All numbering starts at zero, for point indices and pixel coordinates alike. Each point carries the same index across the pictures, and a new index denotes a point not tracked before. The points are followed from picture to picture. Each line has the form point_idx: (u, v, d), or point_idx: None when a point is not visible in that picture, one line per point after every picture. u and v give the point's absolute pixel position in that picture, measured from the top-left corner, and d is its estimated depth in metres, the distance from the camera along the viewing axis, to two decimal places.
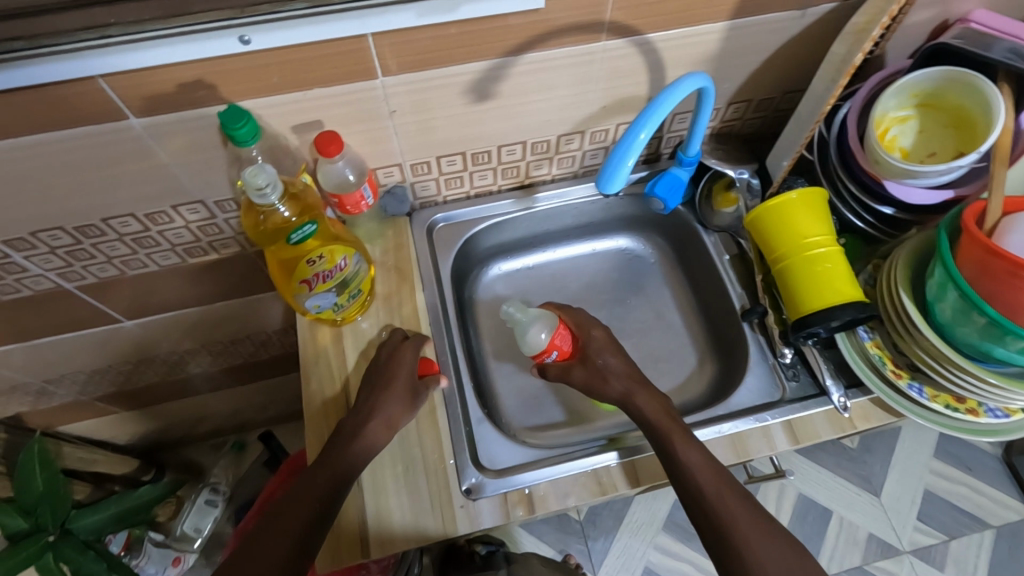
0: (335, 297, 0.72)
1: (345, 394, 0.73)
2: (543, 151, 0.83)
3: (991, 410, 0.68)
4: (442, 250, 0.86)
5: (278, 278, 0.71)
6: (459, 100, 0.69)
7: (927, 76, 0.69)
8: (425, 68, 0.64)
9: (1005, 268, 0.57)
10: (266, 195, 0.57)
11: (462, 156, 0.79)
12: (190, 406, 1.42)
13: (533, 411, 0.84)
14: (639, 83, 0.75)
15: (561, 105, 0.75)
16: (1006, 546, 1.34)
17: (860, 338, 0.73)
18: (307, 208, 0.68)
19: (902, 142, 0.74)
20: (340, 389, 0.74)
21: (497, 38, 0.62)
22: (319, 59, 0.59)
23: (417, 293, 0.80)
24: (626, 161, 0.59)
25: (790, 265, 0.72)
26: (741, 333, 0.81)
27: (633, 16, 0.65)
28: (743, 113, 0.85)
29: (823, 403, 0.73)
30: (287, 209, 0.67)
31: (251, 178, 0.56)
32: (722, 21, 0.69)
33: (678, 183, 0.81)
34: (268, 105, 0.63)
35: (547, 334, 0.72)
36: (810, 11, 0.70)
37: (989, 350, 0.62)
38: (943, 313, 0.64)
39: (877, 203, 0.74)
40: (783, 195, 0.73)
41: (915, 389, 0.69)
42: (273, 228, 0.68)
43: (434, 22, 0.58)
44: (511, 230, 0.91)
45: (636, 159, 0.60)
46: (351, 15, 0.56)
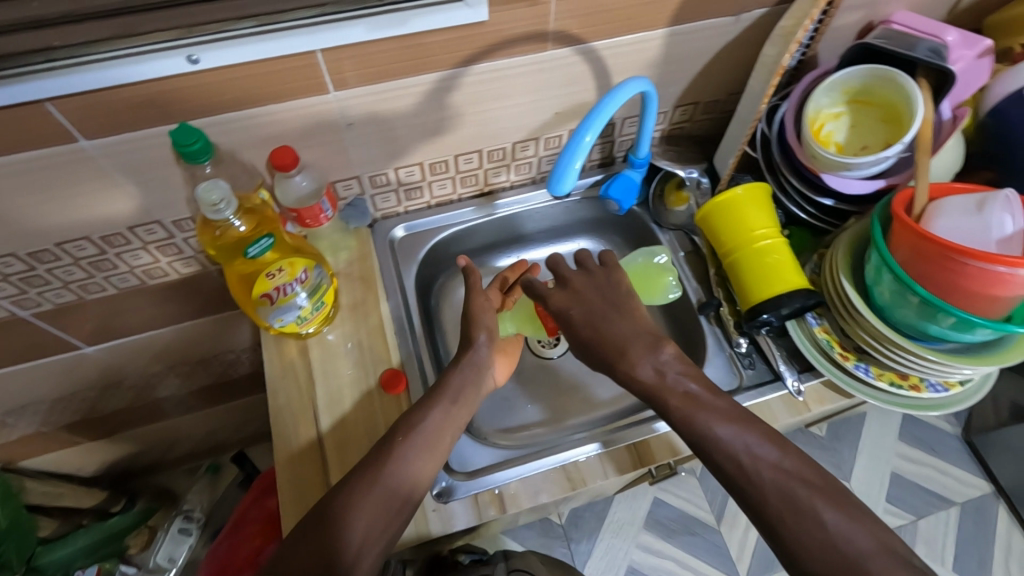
0: (299, 310, 0.72)
1: (321, 465, 0.70)
2: (500, 159, 0.85)
3: (933, 385, 0.72)
4: (406, 259, 0.87)
5: (240, 293, 0.72)
6: (414, 111, 0.71)
7: (854, 74, 0.74)
8: (376, 81, 0.65)
9: (931, 249, 0.61)
10: (220, 211, 0.58)
11: (421, 166, 0.81)
12: (159, 433, 1.39)
13: (503, 414, 0.86)
14: (588, 89, 0.78)
15: (513, 113, 0.77)
16: (971, 522, 1.39)
17: (809, 324, 0.76)
18: (263, 220, 0.70)
19: (836, 137, 0.78)
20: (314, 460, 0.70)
21: (446, 50, 0.65)
22: (271, 76, 0.60)
23: (382, 303, 0.81)
24: (573, 163, 0.62)
25: (738, 257, 0.76)
26: (699, 326, 0.84)
27: (576, 25, 0.68)
28: (690, 115, 0.89)
29: (779, 388, 0.77)
30: (245, 222, 0.68)
31: (204, 194, 0.57)
32: (661, 28, 0.72)
33: (631, 184, 0.84)
34: (223, 122, 0.63)
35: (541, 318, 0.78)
36: (744, 16, 0.74)
37: (924, 328, 0.66)
38: (882, 295, 0.68)
39: (818, 196, 0.78)
40: (730, 190, 0.76)
41: (861, 369, 0.72)
42: (231, 241, 0.68)
43: (382, 36, 0.59)
44: (474, 237, 0.93)
45: (583, 160, 0.62)
46: (300, 31, 0.57)
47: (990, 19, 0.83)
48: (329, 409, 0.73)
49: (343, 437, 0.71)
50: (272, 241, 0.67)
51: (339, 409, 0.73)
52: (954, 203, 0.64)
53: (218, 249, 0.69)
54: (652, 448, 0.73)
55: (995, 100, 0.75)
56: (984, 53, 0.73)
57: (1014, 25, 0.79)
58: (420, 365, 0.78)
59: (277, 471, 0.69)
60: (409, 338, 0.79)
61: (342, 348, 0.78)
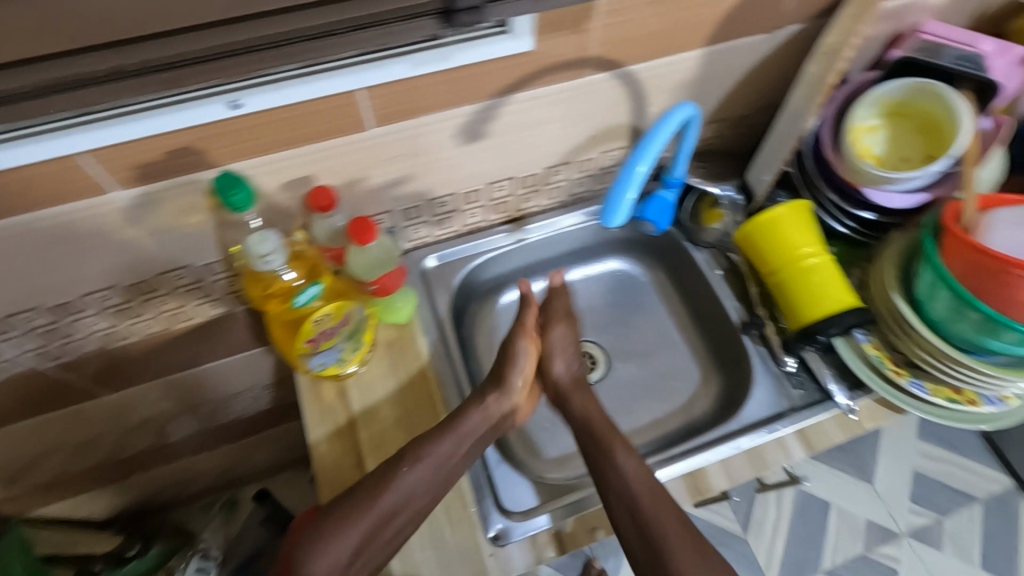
0: (340, 351, 0.70)
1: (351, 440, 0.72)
2: (532, 184, 0.83)
3: (989, 398, 0.70)
4: (439, 291, 0.84)
5: (281, 338, 0.70)
6: (451, 143, 0.69)
7: (896, 88, 0.74)
8: (416, 115, 0.63)
9: (993, 264, 0.60)
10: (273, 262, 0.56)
11: (453, 196, 0.79)
12: (176, 470, 1.35)
13: (545, 443, 0.84)
14: (623, 112, 0.76)
15: (550, 139, 0.75)
16: (994, 520, 1.43)
17: (858, 340, 0.75)
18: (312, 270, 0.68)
19: (875, 149, 0.77)
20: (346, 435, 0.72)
21: (486, 83, 0.63)
22: (311, 116, 0.58)
23: (420, 339, 0.79)
24: (626, 195, 0.61)
25: (784, 277, 0.74)
26: (742, 346, 0.83)
27: (616, 50, 0.66)
28: (720, 131, 0.88)
29: (830, 408, 0.76)
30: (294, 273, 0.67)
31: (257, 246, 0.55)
32: (698, 48, 0.71)
33: (666, 205, 0.82)
34: (257, 164, 0.61)
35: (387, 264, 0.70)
36: (778, 33, 0.73)
37: (985, 345, 0.64)
38: (936, 311, 0.67)
39: (857, 209, 0.78)
40: (770, 210, 0.75)
41: (916, 386, 0.71)
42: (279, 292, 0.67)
43: (426, 72, 0.57)
44: (504, 265, 0.91)
45: (636, 192, 0.62)
46: (342, 72, 0.55)
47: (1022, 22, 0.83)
48: (374, 444, 0.72)
49: (382, 448, 0.72)
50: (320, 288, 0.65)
51: (380, 437, 0.72)
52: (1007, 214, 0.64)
53: (260, 304, 0.67)
54: (703, 480, 0.72)
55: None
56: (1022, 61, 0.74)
57: None
58: (452, 370, 0.78)
59: (320, 497, 0.69)
60: (443, 352, 0.79)
61: (380, 379, 0.76)
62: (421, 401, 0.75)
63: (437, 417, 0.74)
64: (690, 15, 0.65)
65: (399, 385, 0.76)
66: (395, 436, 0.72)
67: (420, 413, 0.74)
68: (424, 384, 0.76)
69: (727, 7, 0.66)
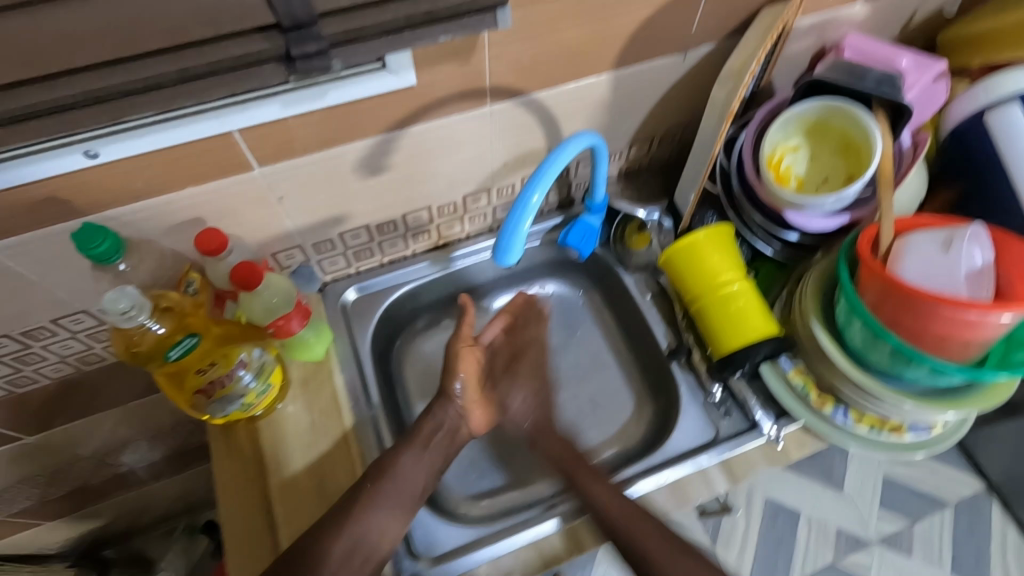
0: (242, 399, 0.66)
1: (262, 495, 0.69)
2: (452, 212, 0.81)
3: (915, 427, 0.69)
4: (360, 323, 0.82)
5: (168, 393, 0.65)
6: (351, 177, 0.67)
7: (809, 107, 0.71)
8: (306, 152, 0.61)
9: (900, 295, 0.59)
10: (133, 318, 0.52)
11: (367, 227, 0.77)
12: (125, 505, 1.31)
13: (473, 478, 0.81)
14: (537, 138, 0.74)
15: (461, 168, 0.73)
16: None
17: (782, 367, 0.73)
18: (185, 319, 0.62)
19: (796, 169, 0.74)
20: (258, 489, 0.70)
21: (377, 118, 0.60)
22: (186, 159, 0.55)
23: (336, 375, 0.77)
24: (523, 223, 0.58)
25: (704, 306, 0.72)
26: (671, 373, 0.81)
27: (515, 78, 0.64)
28: (647, 151, 0.86)
29: (756, 437, 0.73)
30: (162, 323, 0.60)
31: (110, 303, 0.51)
32: (606, 72, 0.69)
33: (590, 231, 0.80)
34: (136, 210, 0.58)
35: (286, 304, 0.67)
36: (691, 54, 0.71)
37: (899, 374, 0.64)
38: (853, 339, 0.66)
39: (783, 230, 0.75)
40: (691, 233, 0.73)
41: (839, 414, 0.70)
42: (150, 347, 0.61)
43: (302, 111, 0.55)
44: (432, 293, 0.89)
45: (532, 220, 0.59)
46: (208, 115, 0.52)
47: (947, 34, 0.81)
48: (285, 503, 0.68)
49: (293, 500, 0.69)
50: (197, 341, 0.61)
51: (293, 497, 0.69)
52: (919, 239, 0.62)
53: (131, 362, 0.62)
54: (651, 504, 0.71)
55: (953, 122, 0.73)
56: (940, 76, 0.73)
57: (969, 43, 0.77)
58: (373, 424, 0.75)
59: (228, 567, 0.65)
60: (365, 411, 0.75)
61: (296, 432, 0.73)
62: (338, 457, 0.71)
63: (353, 474, 0.70)
64: (590, 40, 0.63)
65: (317, 441, 0.72)
66: (308, 495, 0.69)
67: (336, 469, 0.71)
68: (343, 445, 0.72)
69: (628, 31, 0.64)
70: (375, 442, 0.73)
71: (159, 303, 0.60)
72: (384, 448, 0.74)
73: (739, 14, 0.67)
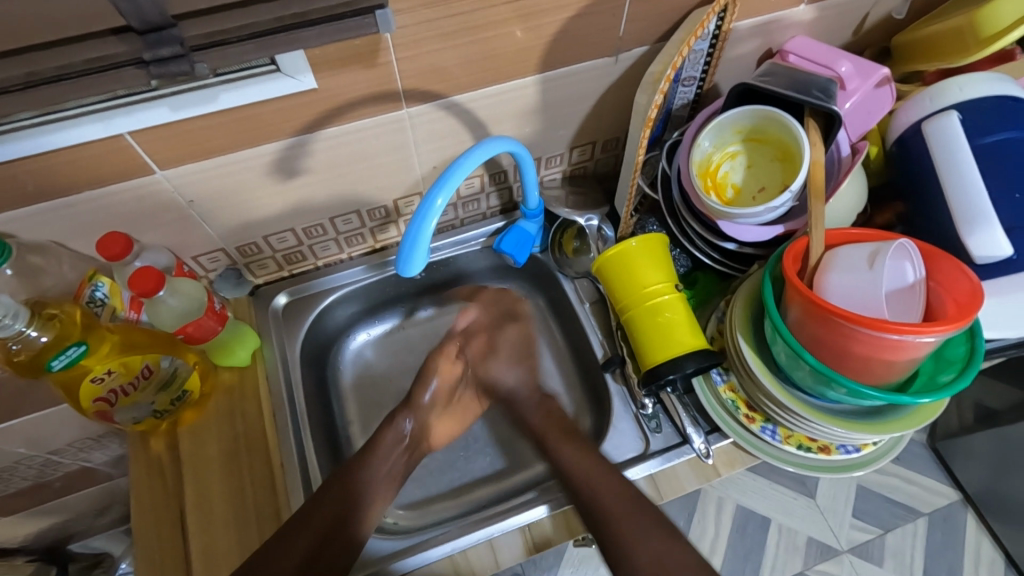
0: (153, 404, 0.66)
1: (177, 505, 0.67)
2: (384, 216, 0.79)
3: (844, 446, 0.67)
4: (292, 328, 0.80)
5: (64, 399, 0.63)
6: (268, 180, 0.65)
7: (740, 114, 0.68)
8: (211, 156, 0.59)
9: (819, 313, 0.57)
10: (8, 326, 0.54)
11: (294, 231, 0.75)
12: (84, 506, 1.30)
13: (404, 486, 0.80)
14: (465, 142, 0.72)
15: (386, 172, 0.71)
16: (940, 535, 1.33)
17: (714, 382, 0.71)
18: (73, 328, 0.59)
19: (733, 178, 0.72)
20: (172, 500, 0.67)
21: (284, 121, 0.59)
22: (79, 163, 0.54)
23: (260, 380, 0.75)
24: (428, 225, 0.55)
25: (632, 317, 0.70)
26: (605, 384, 0.79)
27: (430, 81, 0.62)
28: (590, 155, 0.84)
29: (686, 452, 0.71)
30: (46, 330, 0.57)
31: None
32: (531, 76, 0.67)
33: (525, 237, 0.78)
34: (33, 214, 0.57)
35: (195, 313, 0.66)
36: (621, 57, 0.69)
37: (823, 393, 0.62)
38: (778, 357, 0.64)
39: (720, 240, 0.73)
40: (623, 242, 0.70)
41: (768, 432, 0.68)
42: (30, 357, 0.57)
43: (194, 115, 0.53)
44: (371, 297, 0.87)
45: (439, 220, 0.55)
46: (93, 117, 0.50)
47: (898, 37, 0.77)
48: (199, 528, 0.65)
49: (206, 514, 0.66)
50: (86, 349, 0.58)
51: (207, 524, 0.66)
52: (844, 254, 0.60)
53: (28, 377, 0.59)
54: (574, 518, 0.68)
55: (898, 130, 0.70)
56: (882, 82, 0.70)
57: (918, 49, 0.73)
58: (301, 459, 0.71)
59: None
60: (295, 450, 0.71)
61: (217, 457, 0.69)
62: (258, 485, 0.68)
63: (272, 513, 0.66)
64: (506, 43, 0.61)
65: (237, 466, 0.69)
66: (222, 524, 0.66)
67: (254, 499, 0.67)
68: (264, 457, 0.70)
69: (548, 33, 0.62)
70: (301, 483, 0.70)
71: (41, 311, 0.58)
72: (309, 491, 0.70)
73: (667, 17, 0.65)
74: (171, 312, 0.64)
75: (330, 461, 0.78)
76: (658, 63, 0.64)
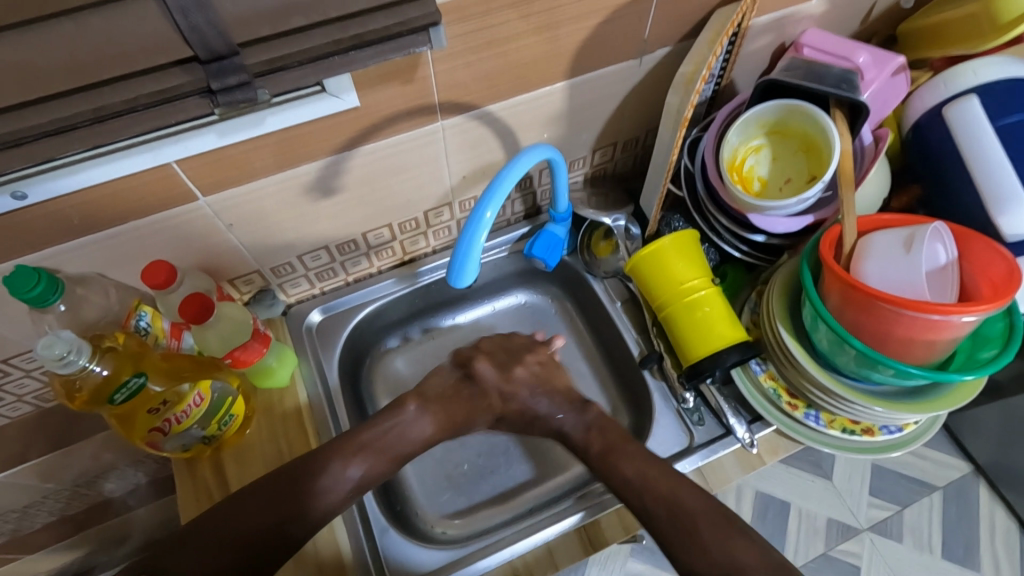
0: (202, 430, 0.65)
1: None
2: (414, 228, 0.79)
3: (887, 427, 0.68)
4: (326, 344, 0.80)
5: (120, 431, 0.62)
6: (303, 200, 0.65)
7: (766, 109, 0.69)
8: (251, 179, 0.59)
9: (865, 298, 0.58)
10: (71, 362, 0.53)
11: (327, 249, 0.75)
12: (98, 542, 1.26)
13: (448, 497, 0.80)
14: (495, 150, 0.73)
15: (418, 184, 0.72)
16: (955, 507, 1.36)
17: (754, 371, 0.72)
18: (132, 361, 0.59)
19: (759, 171, 0.74)
20: None
21: (324, 139, 0.59)
22: (127, 192, 0.53)
23: (300, 394, 0.75)
24: (479, 238, 0.56)
25: (671, 313, 0.71)
26: (644, 381, 0.80)
27: (464, 93, 0.62)
28: (611, 155, 0.85)
29: (730, 443, 0.72)
30: (107, 365, 0.57)
31: (45, 349, 0.52)
32: (560, 82, 0.67)
33: (555, 240, 0.79)
34: (78, 246, 0.56)
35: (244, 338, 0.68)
36: (646, 59, 0.70)
37: (867, 375, 0.63)
38: (820, 343, 0.65)
39: (749, 233, 0.74)
40: (657, 240, 0.71)
41: (811, 418, 0.69)
42: (93, 391, 0.58)
43: (240, 138, 0.53)
44: (400, 309, 0.87)
45: (489, 234, 0.56)
46: (142, 148, 0.50)
47: (905, 26, 0.79)
48: None
49: None
50: (146, 379, 0.59)
51: (248, 477, 0.68)
52: (881, 238, 0.62)
53: (83, 410, 0.60)
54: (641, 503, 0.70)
55: (914, 115, 0.72)
56: (898, 70, 0.72)
57: (926, 37, 0.75)
58: (329, 410, 0.75)
59: None
60: (320, 392, 0.76)
61: (253, 419, 0.72)
62: (292, 433, 0.72)
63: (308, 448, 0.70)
64: (537, 52, 0.62)
65: (271, 425, 0.72)
66: None
67: (288, 440, 0.71)
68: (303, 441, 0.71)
69: (578, 40, 0.63)
70: (330, 422, 0.74)
71: (100, 343, 0.58)
72: (340, 430, 0.74)
73: (690, 17, 0.66)
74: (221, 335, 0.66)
75: (358, 415, 0.81)
76: (688, 62, 0.66)
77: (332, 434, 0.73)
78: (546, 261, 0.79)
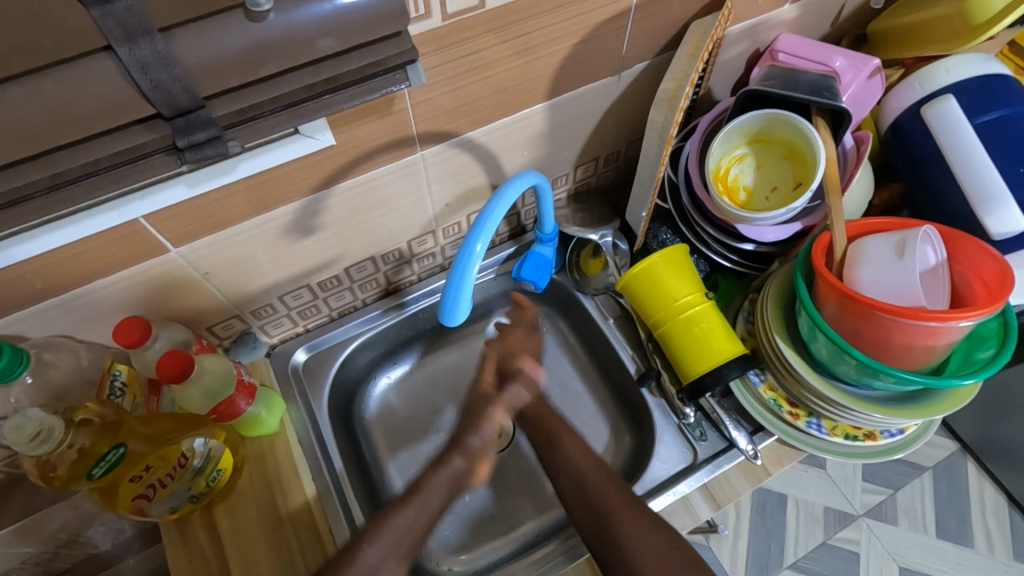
0: (190, 490, 0.62)
1: None
2: (398, 258, 0.77)
3: (888, 430, 0.68)
4: (314, 384, 0.77)
5: (106, 505, 0.59)
6: (280, 241, 0.62)
7: (746, 119, 0.69)
8: (225, 226, 0.56)
9: (862, 308, 0.57)
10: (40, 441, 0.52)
11: (308, 287, 0.72)
12: None
13: (451, 531, 0.78)
14: (478, 175, 0.71)
15: (400, 216, 0.69)
16: (946, 486, 1.38)
17: (754, 383, 0.71)
18: (109, 432, 0.57)
19: (744, 181, 0.73)
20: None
21: (300, 180, 0.56)
22: (92, 252, 0.50)
23: (291, 439, 0.72)
24: (470, 272, 0.54)
25: (668, 330, 0.70)
26: (643, 399, 0.79)
27: (443, 122, 0.60)
28: (593, 170, 0.84)
29: (734, 456, 0.71)
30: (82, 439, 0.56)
31: (16, 429, 0.52)
32: (540, 103, 0.66)
33: (544, 262, 0.77)
34: (44, 310, 0.53)
35: (227, 392, 0.64)
36: (624, 74, 0.68)
37: (868, 383, 0.63)
38: (819, 353, 0.65)
39: (739, 243, 0.74)
40: (646, 257, 0.70)
41: (814, 426, 0.69)
42: (70, 467, 0.56)
43: (211, 187, 0.50)
44: (388, 340, 0.85)
45: (479, 268, 0.54)
46: (105, 207, 0.47)
47: (874, 26, 0.80)
48: None
49: None
50: (125, 448, 0.57)
51: None
52: (873, 245, 0.61)
53: (67, 487, 0.58)
54: None
55: (892, 115, 0.72)
56: (873, 73, 0.72)
57: (896, 37, 0.76)
58: (325, 460, 0.71)
59: None
60: (316, 452, 0.71)
61: (258, 514, 0.66)
62: (303, 533, 0.65)
63: (324, 555, 0.63)
64: (517, 75, 0.60)
65: (279, 522, 0.66)
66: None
67: (300, 544, 0.64)
68: (307, 512, 0.66)
69: (557, 60, 0.61)
70: (342, 514, 0.67)
71: (73, 417, 0.56)
72: (342, 493, 0.69)
73: (667, 31, 0.65)
74: (201, 391, 0.63)
75: (366, 488, 0.75)
76: (667, 77, 0.65)
77: (347, 534, 0.66)
78: (536, 283, 0.77)
